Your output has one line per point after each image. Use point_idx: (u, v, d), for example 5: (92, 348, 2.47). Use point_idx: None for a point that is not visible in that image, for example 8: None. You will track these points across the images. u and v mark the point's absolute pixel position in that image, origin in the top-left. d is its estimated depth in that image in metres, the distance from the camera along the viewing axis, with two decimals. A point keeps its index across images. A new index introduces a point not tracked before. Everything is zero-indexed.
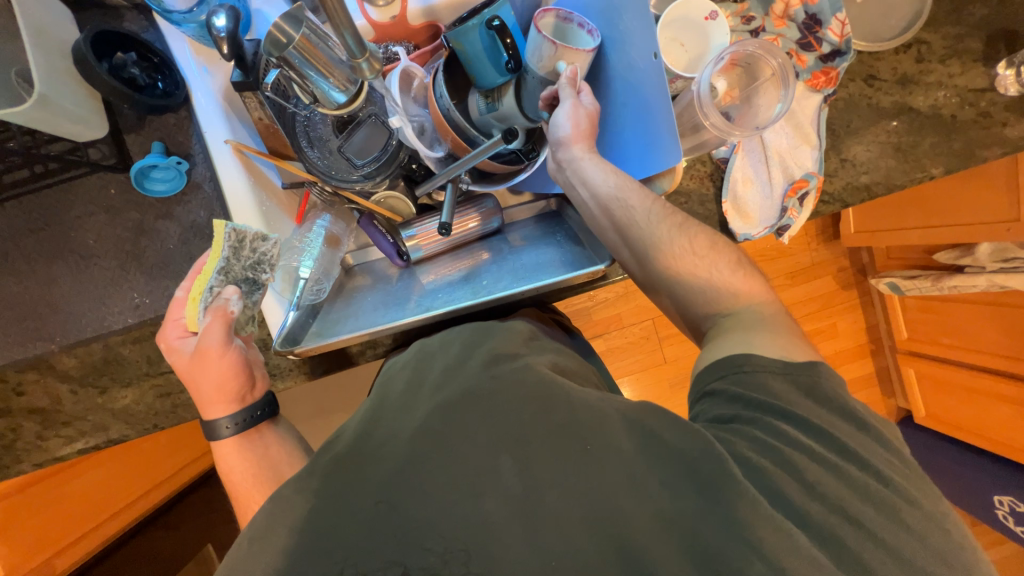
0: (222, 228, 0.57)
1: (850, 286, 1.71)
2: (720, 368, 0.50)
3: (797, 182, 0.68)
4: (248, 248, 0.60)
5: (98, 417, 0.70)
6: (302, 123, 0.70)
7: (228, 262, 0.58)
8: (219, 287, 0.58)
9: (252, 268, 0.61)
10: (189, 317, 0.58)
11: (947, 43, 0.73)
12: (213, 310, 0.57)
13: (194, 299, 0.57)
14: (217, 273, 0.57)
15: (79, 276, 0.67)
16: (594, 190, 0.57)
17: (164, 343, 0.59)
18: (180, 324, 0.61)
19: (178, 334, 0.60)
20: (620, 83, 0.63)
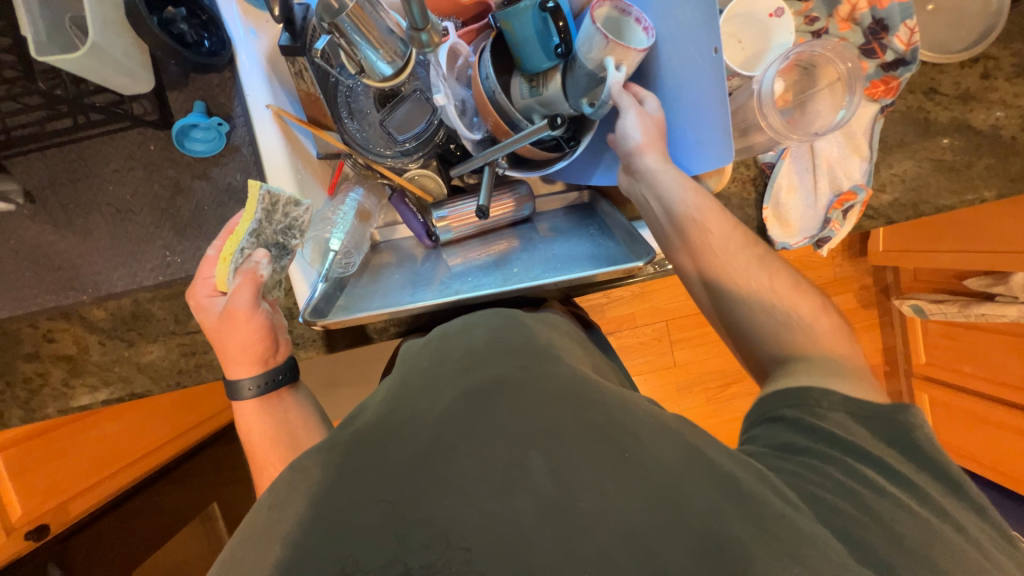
0: (256, 189, 0.56)
1: (871, 305, 1.68)
2: (790, 396, 0.49)
3: (844, 194, 0.66)
4: (280, 211, 0.60)
5: (122, 371, 0.71)
6: (344, 94, 0.70)
7: (260, 225, 0.58)
8: (250, 248, 0.58)
9: (283, 232, 0.61)
10: (218, 276, 0.58)
11: (1017, 61, 0.69)
12: (243, 272, 0.57)
13: (226, 258, 0.58)
14: (249, 235, 0.57)
15: (114, 229, 0.67)
16: (667, 206, 0.57)
17: (194, 300, 0.59)
18: (209, 283, 0.60)
19: (207, 292, 0.60)
20: (672, 76, 0.61)
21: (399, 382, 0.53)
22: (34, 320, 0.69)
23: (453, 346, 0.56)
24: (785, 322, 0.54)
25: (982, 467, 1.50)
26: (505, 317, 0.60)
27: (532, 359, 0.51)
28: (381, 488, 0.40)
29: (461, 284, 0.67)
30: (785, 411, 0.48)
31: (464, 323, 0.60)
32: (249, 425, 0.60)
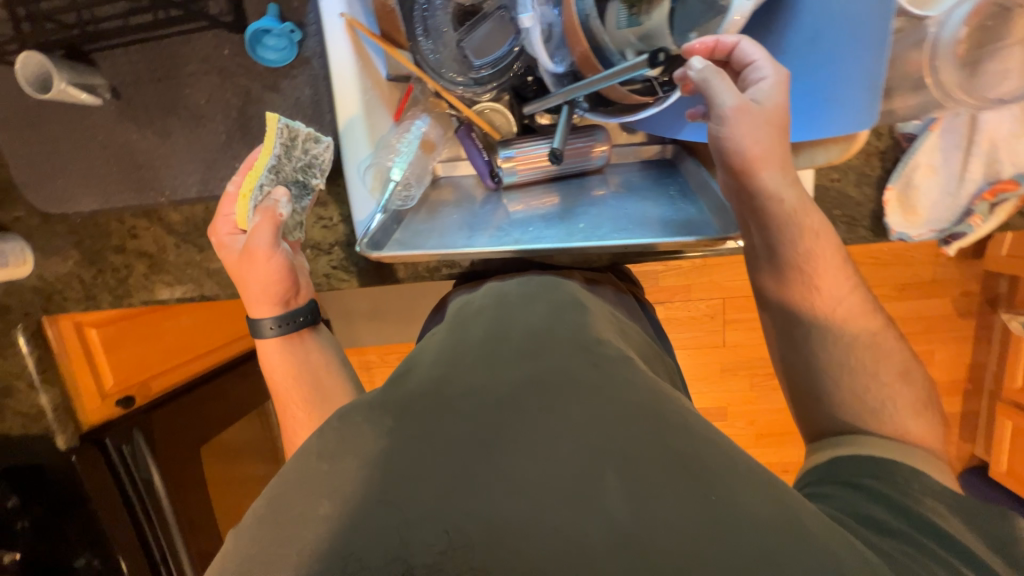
0: (274, 122, 0.58)
1: (970, 314, 1.47)
2: (867, 464, 0.45)
3: (1001, 183, 0.53)
4: (300, 148, 0.62)
5: (194, 274, 0.75)
6: (421, 7, 0.64)
7: (277, 161, 0.60)
8: (269, 186, 0.60)
9: (302, 170, 0.63)
10: (239, 214, 0.61)
11: None
12: (262, 211, 0.59)
13: (244, 196, 0.60)
14: (268, 171, 0.59)
15: (190, 135, 0.68)
16: (772, 243, 0.53)
17: (216, 238, 0.63)
18: (230, 221, 0.64)
19: (228, 230, 0.64)
20: (813, 11, 0.50)
21: (449, 345, 0.50)
22: (120, 215, 0.74)
23: (513, 324, 0.52)
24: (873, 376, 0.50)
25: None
26: (563, 300, 0.57)
27: (596, 353, 0.46)
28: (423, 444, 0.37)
29: (513, 235, 0.63)
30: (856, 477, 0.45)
31: (520, 301, 0.57)
32: (274, 362, 0.63)
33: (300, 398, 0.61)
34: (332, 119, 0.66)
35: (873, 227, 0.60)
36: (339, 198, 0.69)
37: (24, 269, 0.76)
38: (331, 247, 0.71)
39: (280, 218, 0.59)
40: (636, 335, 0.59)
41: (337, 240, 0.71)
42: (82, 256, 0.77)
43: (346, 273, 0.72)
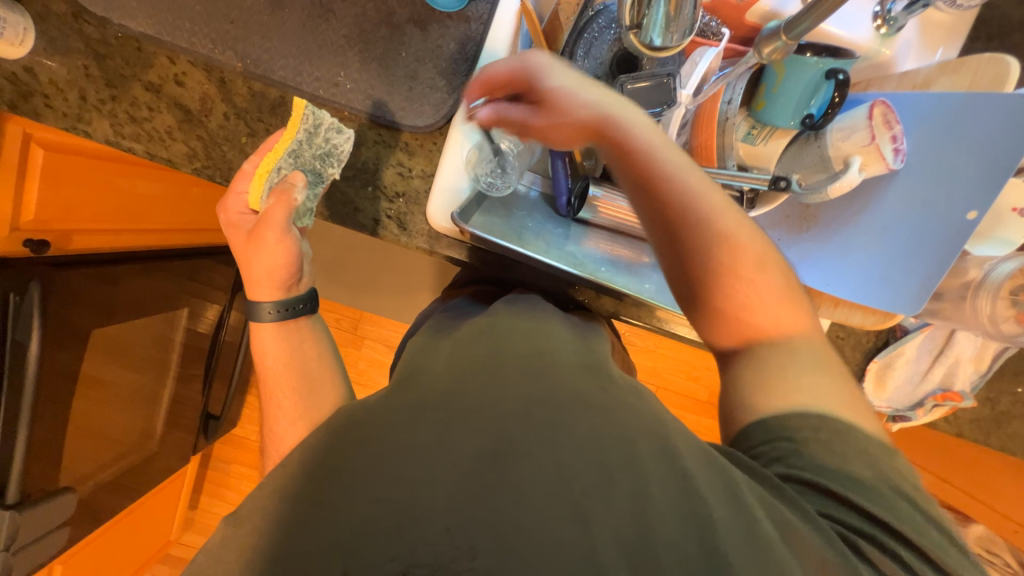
0: (300, 109, 0.60)
1: None
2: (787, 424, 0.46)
3: (950, 392, 0.68)
4: (322, 135, 0.62)
5: (228, 153, 0.66)
6: (591, 34, 0.64)
7: (299, 146, 0.61)
8: (286, 170, 0.62)
9: (321, 158, 0.61)
10: (253, 193, 0.63)
11: None
12: (276, 193, 0.60)
13: (262, 176, 0.62)
14: (286, 154, 0.61)
15: (307, 21, 0.63)
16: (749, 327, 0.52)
17: (224, 215, 0.64)
18: (241, 199, 0.65)
19: (238, 208, 0.65)
20: (888, 211, 0.62)
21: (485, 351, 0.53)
22: (176, 54, 0.64)
23: (521, 341, 0.56)
24: None
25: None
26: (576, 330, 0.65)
27: (608, 389, 0.51)
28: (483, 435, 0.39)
29: (568, 261, 0.68)
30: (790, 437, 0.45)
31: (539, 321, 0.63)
32: (266, 347, 0.61)
33: (287, 387, 0.56)
34: (461, 82, 0.64)
35: (852, 387, 0.70)
36: (427, 155, 0.66)
37: (15, 50, 0.62)
38: (394, 197, 0.66)
39: (293, 203, 0.60)
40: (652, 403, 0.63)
41: (406, 192, 0.66)
42: (98, 71, 0.64)
43: (397, 230, 0.67)
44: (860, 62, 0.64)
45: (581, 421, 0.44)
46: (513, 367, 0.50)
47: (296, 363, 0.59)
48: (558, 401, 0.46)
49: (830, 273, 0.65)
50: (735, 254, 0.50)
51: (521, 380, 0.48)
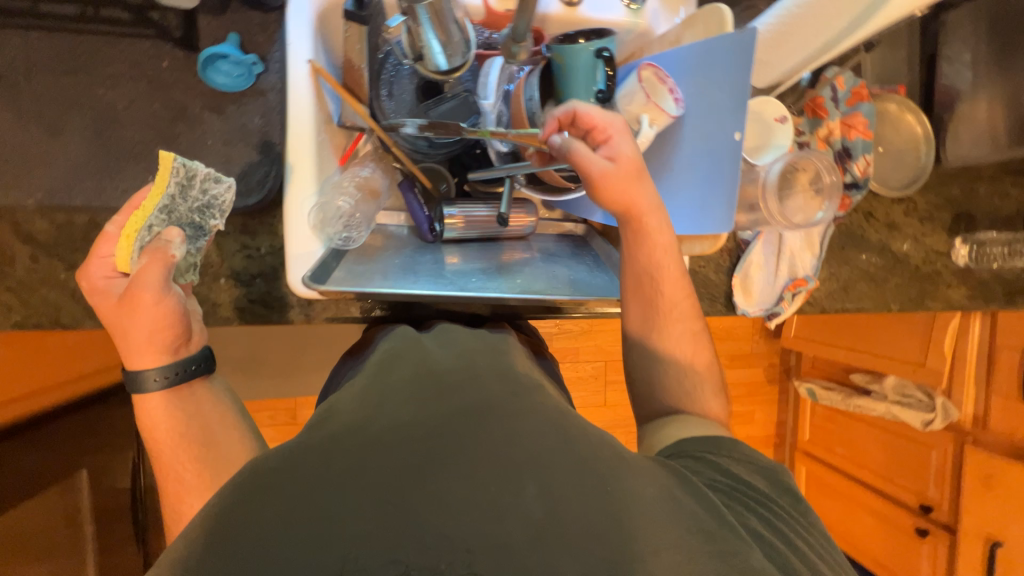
0: (170, 161, 0.55)
1: (774, 381, 1.91)
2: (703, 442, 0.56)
3: (798, 279, 0.78)
4: (196, 188, 0.58)
5: (51, 295, 0.61)
6: (389, 72, 0.68)
7: (171, 201, 0.56)
8: (159, 227, 0.55)
9: (199, 211, 0.58)
10: (121, 255, 0.53)
11: (928, 208, 0.87)
12: (150, 250, 0.52)
13: (129, 236, 0.54)
14: (158, 212, 0.55)
15: (92, 137, 0.59)
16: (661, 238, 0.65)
17: (86, 282, 0.53)
18: (106, 262, 0.54)
19: (103, 273, 0.54)
20: (691, 146, 0.68)
21: (378, 381, 0.54)
22: None
23: (434, 360, 0.57)
24: (679, 362, 0.66)
25: (844, 543, 1.72)
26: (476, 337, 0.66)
27: (518, 386, 0.53)
28: (377, 485, 0.39)
29: (445, 283, 0.67)
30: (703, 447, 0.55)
31: (439, 343, 0.63)
32: (153, 419, 0.53)
33: (189, 458, 0.51)
34: (280, 152, 0.64)
35: (726, 304, 0.79)
36: (271, 230, 0.66)
37: None
38: (251, 278, 0.66)
39: (172, 258, 0.52)
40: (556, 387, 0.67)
41: (260, 270, 0.66)
42: None
43: (266, 309, 0.67)
44: (627, 36, 0.75)
45: (498, 418, 0.46)
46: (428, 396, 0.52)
47: (194, 435, 0.52)
48: (476, 408, 0.47)
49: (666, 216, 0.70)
50: (662, 234, 0.64)
51: (438, 393, 0.50)
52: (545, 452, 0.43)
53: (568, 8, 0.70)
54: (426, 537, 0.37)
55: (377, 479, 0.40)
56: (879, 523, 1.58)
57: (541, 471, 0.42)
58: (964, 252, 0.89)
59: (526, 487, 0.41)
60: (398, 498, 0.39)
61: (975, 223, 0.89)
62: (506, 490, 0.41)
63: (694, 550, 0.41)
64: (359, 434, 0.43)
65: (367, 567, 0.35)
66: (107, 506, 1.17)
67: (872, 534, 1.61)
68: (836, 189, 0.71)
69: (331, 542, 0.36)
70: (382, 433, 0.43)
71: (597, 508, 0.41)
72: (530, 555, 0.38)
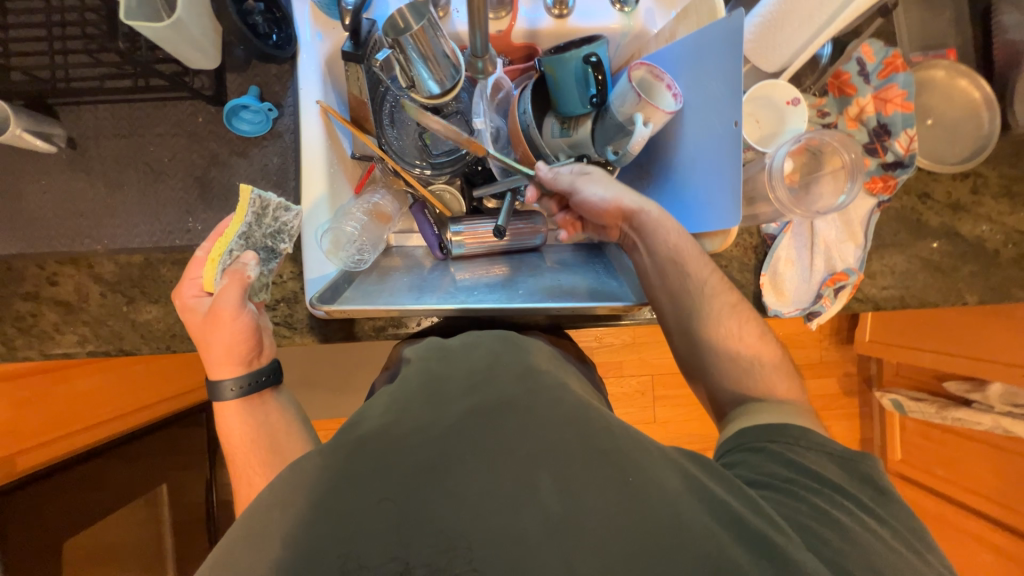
0: (247, 194, 0.59)
1: (851, 392, 1.70)
2: (771, 433, 0.53)
3: (837, 274, 0.70)
4: (270, 216, 0.63)
5: (114, 325, 0.70)
6: (391, 103, 0.74)
7: (249, 228, 0.60)
8: (239, 251, 0.60)
9: (271, 237, 0.63)
10: (206, 277, 0.60)
11: (1003, 182, 0.75)
12: (229, 273, 0.58)
13: (214, 260, 0.59)
14: (238, 237, 0.60)
15: (145, 188, 0.69)
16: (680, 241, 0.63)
17: (179, 301, 0.60)
18: (196, 283, 0.62)
19: (192, 293, 0.61)
20: (694, 141, 0.64)
21: (397, 390, 0.53)
22: (41, 260, 0.69)
23: (455, 361, 0.56)
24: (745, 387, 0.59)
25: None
26: (508, 333, 0.64)
27: (539, 379, 0.52)
28: (382, 487, 0.42)
29: (457, 298, 0.68)
30: (771, 442, 0.52)
31: (462, 345, 0.60)
32: (230, 423, 0.59)
33: (256, 461, 0.57)
34: (296, 185, 0.70)
35: (755, 305, 0.73)
36: (292, 257, 0.73)
37: None
38: (275, 303, 0.72)
39: (247, 278, 0.58)
40: (576, 376, 0.65)
41: (284, 295, 0.72)
42: None
43: (289, 330, 0.72)
44: (622, 39, 0.74)
45: (523, 424, 0.47)
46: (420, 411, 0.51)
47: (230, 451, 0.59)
48: (496, 407, 0.48)
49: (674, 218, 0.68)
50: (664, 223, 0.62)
51: (464, 392, 0.51)
52: (561, 449, 0.45)
53: (558, 20, 0.71)
54: (422, 532, 0.40)
55: (380, 485, 0.42)
56: (997, 560, 1.31)
57: (560, 466, 0.44)
58: None
59: (546, 478, 0.43)
60: (404, 500, 0.41)
61: None
62: (525, 486, 0.42)
63: (719, 542, 0.41)
64: (357, 437, 0.45)
65: (367, 566, 0.38)
66: (185, 519, 1.30)
67: None
68: (859, 164, 0.63)
69: (331, 534, 0.39)
70: (373, 442, 0.45)
71: (612, 503, 0.42)
72: (544, 549, 0.40)
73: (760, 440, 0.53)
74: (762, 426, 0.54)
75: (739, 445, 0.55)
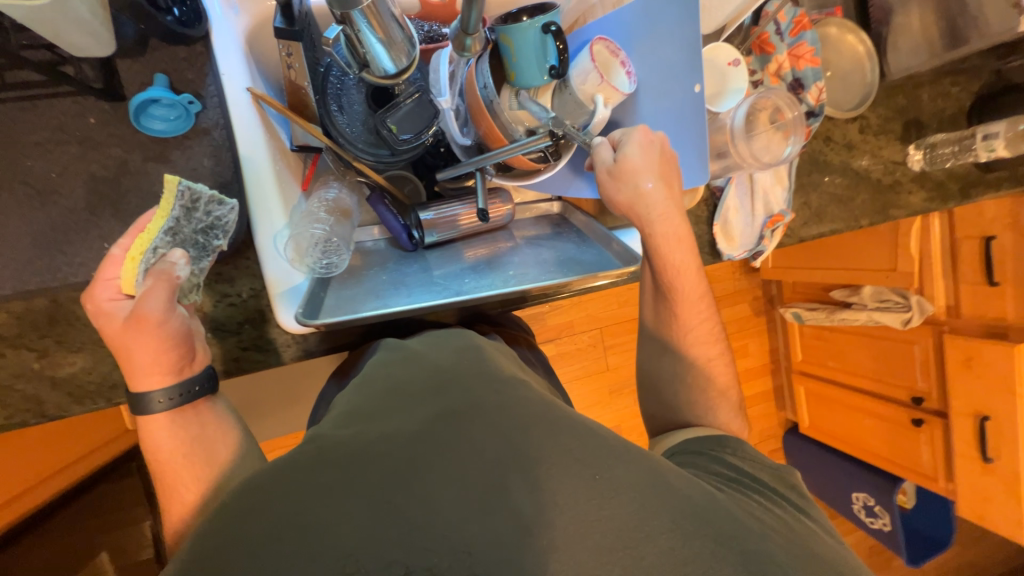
0: (174, 185, 0.52)
1: (760, 313, 1.98)
2: (707, 444, 0.60)
3: (774, 216, 0.80)
4: (202, 210, 0.55)
5: (27, 389, 0.57)
6: (334, 86, 0.65)
7: (176, 223, 0.52)
8: (165, 249, 0.52)
9: (204, 232, 0.55)
10: (125, 276, 0.50)
11: (880, 122, 0.90)
12: (154, 272, 0.50)
13: (133, 259, 0.50)
14: (163, 233, 0.51)
15: (31, 212, 0.55)
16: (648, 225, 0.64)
17: (88, 304, 0.49)
18: (112, 285, 0.51)
19: (107, 295, 0.50)
20: (653, 107, 0.68)
21: (388, 394, 0.51)
22: None
23: (433, 362, 0.55)
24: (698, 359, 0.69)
25: (858, 450, 1.77)
26: (477, 337, 0.63)
27: (504, 383, 0.51)
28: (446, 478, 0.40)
29: (437, 292, 0.64)
30: (710, 449, 0.59)
31: (424, 346, 0.60)
32: (197, 459, 0.50)
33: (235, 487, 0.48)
34: (238, 187, 0.61)
35: (711, 252, 0.81)
36: (248, 273, 0.64)
37: None
38: (238, 326, 0.64)
39: (177, 279, 0.50)
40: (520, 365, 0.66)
41: (247, 316, 0.64)
42: None
43: (260, 353, 0.65)
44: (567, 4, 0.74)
45: (485, 426, 0.45)
46: (445, 399, 0.49)
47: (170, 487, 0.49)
48: (462, 411, 0.47)
49: None
50: (660, 190, 0.62)
51: (423, 399, 0.49)
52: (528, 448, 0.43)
53: None
54: (417, 539, 0.37)
55: (371, 484, 0.40)
56: (878, 423, 1.65)
57: (532, 466, 0.42)
58: (918, 158, 0.93)
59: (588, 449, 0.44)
60: (398, 501, 0.39)
61: (924, 128, 0.93)
62: (579, 450, 0.43)
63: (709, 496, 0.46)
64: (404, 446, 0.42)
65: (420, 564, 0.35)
66: None
67: (874, 433, 1.68)
68: (799, 122, 0.68)
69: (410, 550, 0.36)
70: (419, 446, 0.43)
71: (611, 487, 0.42)
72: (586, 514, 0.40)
73: (705, 449, 0.60)
74: (702, 438, 0.61)
75: (681, 457, 0.60)
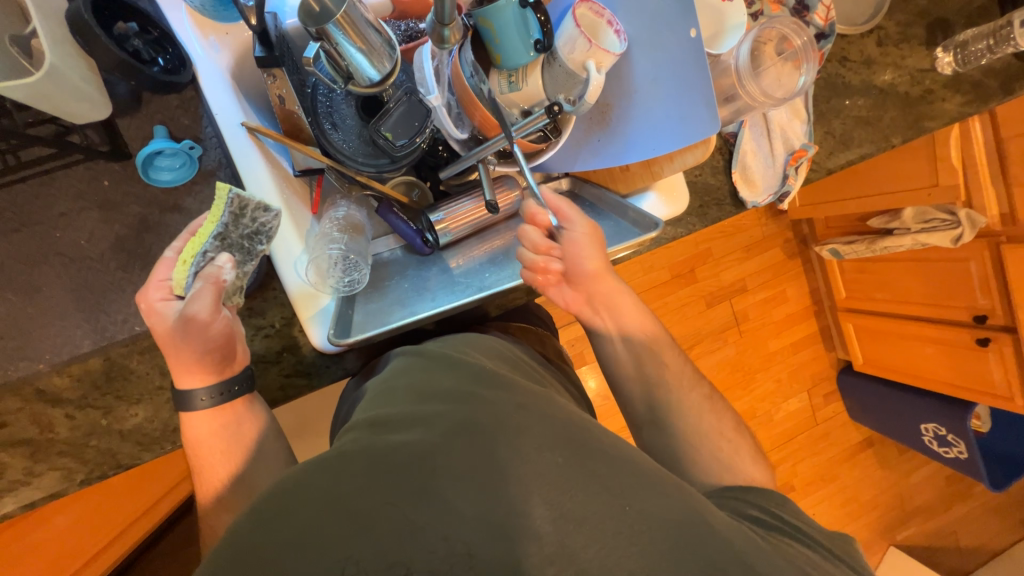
0: (224, 192, 0.54)
1: (795, 256, 1.89)
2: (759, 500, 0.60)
3: (797, 152, 0.76)
4: (249, 216, 0.56)
5: (101, 444, 0.60)
6: (325, 105, 0.64)
7: (225, 228, 0.54)
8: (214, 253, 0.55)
9: (249, 237, 0.56)
10: (177, 279, 0.54)
11: (899, 30, 0.83)
12: (202, 276, 0.53)
13: (186, 261, 0.54)
14: (212, 238, 0.54)
15: (70, 279, 0.59)
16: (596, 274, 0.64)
17: (145, 304, 0.54)
18: (164, 286, 0.55)
19: (160, 295, 0.54)
20: (647, 63, 0.66)
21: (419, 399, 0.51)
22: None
23: (458, 366, 0.55)
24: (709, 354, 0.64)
25: (919, 379, 1.70)
26: (497, 346, 0.63)
27: (527, 397, 0.52)
28: None
29: (453, 294, 0.63)
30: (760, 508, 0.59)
31: (455, 351, 0.59)
32: None
33: None
34: None
35: (733, 203, 0.77)
36: (276, 302, 0.66)
37: None
38: (278, 354, 0.66)
39: (223, 283, 0.53)
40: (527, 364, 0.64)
41: (283, 344, 0.66)
42: None
43: (303, 377, 0.66)
44: None
45: (505, 434, 0.46)
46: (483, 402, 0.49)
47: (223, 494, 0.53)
48: (485, 422, 0.46)
49: (646, 143, 0.67)
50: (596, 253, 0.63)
51: (440, 403, 0.50)
52: (538, 456, 0.44)
53: None
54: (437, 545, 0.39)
55: (381, 490, 0.41)
56: (939, 349, 1.56)
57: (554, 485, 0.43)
58: (948, 61, 0.85)
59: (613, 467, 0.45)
60: (414, 514, 0.40)
61: (951, 27, 0.85)
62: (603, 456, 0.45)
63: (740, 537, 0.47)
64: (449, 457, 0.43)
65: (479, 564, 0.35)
66: None
67: (936, 361, 1.59)
68: (810, 47, 0.63)
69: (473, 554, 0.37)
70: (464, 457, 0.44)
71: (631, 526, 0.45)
72: None
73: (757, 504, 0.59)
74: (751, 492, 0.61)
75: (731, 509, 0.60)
